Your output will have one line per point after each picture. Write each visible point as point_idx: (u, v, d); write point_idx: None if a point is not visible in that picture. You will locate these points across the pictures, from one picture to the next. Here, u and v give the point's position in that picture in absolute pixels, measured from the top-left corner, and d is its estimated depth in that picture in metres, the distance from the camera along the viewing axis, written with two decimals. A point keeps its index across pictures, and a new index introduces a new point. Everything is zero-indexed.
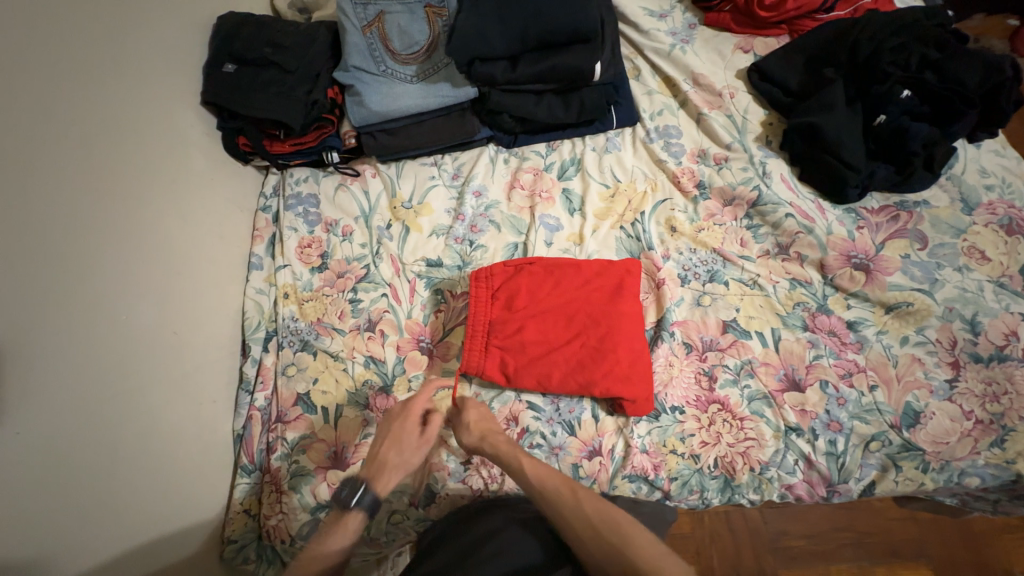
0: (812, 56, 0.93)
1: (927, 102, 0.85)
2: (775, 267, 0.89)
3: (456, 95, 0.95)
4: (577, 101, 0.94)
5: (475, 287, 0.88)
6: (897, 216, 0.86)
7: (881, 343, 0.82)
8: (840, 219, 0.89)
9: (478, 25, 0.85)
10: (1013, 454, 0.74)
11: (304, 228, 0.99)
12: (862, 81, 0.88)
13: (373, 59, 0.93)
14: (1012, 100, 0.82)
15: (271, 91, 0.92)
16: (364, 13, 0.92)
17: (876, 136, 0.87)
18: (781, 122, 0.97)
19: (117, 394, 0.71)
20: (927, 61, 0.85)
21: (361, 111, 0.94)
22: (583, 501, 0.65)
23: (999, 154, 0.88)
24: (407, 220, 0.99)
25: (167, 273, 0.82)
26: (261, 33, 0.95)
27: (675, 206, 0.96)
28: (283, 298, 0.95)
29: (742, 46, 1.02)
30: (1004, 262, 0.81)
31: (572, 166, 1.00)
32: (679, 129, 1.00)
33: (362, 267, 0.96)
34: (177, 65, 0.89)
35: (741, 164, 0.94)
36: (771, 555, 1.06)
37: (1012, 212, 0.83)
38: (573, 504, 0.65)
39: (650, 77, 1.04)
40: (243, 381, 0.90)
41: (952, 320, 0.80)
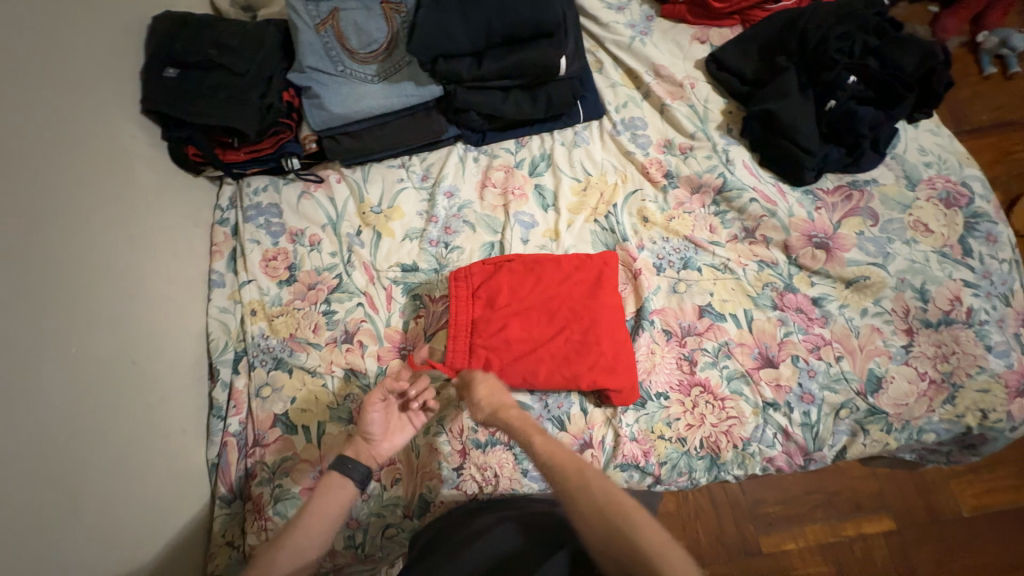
0: (764, 45, 0.97)
1: (871, 87, 0.90)
2: (743, 250, 0.93)
3: (421, 94, 0.92)
4: (544, 97, 0.94)
5: (454, 289, 0.87)
6: (851, 195, 0.92)
7: (844, 316, 0.87)
8: (799, 201, 0.93)
9: (441, 21, 0.83)
10: (962, 408, 0.81)
11: (267, 239, 0.94)
12: (812, 68, 0.92)
13: (330, 59, 0.89)
14: (945, 83, 0.88)
15: (221, 96, 0.86)
16: (317, 10, 0.88)
17: (829, 120, 0.90)
18: (740, 110, 1.00)
19: (76, 435, 0.65)
20: (869, 48, 0.90)
21: (321, 114, 0.90)
22: (589, 478, 0.63)
23: (934, 133, 0.94)
24: (378, 225, 0.96)
25: (120, 298, 0.76)
26: (204, 34, 0.88)
27: (646, 196, 0.97)
28: (251, 316, 0.90)
29: (699, 36, 1.04)
30: (945, 233, 0.88)
31: (543, 161, 1.00)
32: (645, 120, 1.01)
33: (334, 277, 0.92)
34: (111, 70, 0.82)
35: (705, 152, 0.97)
36: (751, 523, 1.12)
37: (949, 185, 0.90)
38: (581, 486, 0.62)
39: (613, 69, 1.05)
40: (213, 407, 0.85)
41: (905, 290, 0.86)
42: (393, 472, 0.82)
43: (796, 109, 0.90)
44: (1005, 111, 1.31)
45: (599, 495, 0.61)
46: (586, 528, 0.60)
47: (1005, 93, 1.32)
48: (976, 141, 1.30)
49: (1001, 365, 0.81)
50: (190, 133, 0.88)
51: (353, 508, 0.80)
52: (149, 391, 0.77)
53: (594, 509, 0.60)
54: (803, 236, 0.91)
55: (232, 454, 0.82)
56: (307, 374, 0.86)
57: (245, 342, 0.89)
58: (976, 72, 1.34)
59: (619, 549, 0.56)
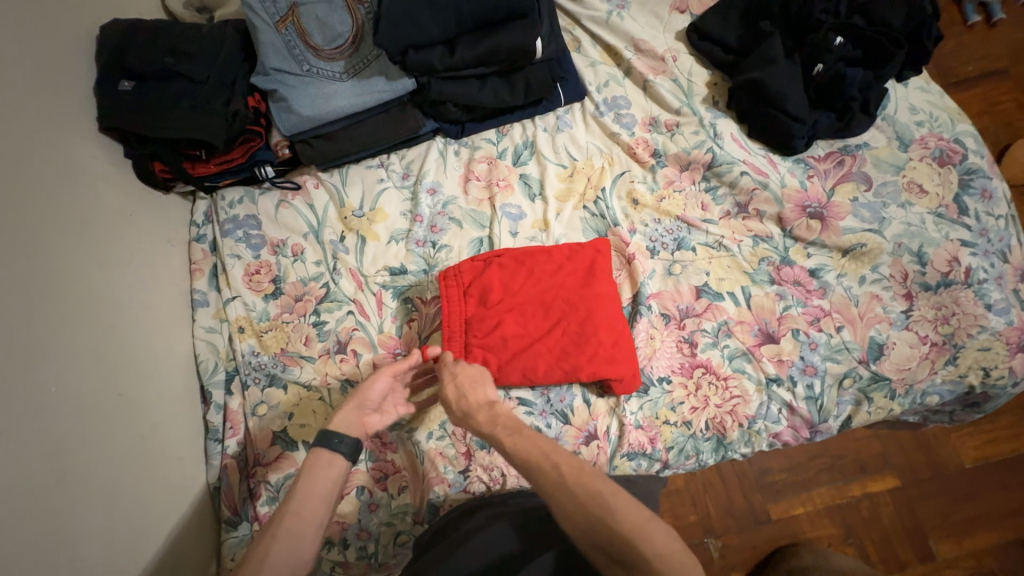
0: (746, 10, 0.93)
1: (860, 47, 0.87)
2: (737, 226, 0.91)
3: (393, 89, 0.87)
4: (521, 82, 0.90)
5: (445, 288, 0.85)
6: (842, 161, 0.89)
7: (842, 285, 0.86)
8: (791, 170, 0.91)
9: (407, 10, 0.79)
10: (964, 369, 0.81)
11: (248, 253, 0.91)
12: (797, 32, 0.89)
13: (294, 58, 0.84)
14: (933, 36, 0.86)
15: (184, 106, 0.81)
16: (275, 7, 0.83)
17: (817, 85, 0.88)
18: (725, 81, 0.97)
19: (66, 474, 0.62)
20: (854, 6, 0.87)
21: (290, 118, 0.86)
22: (567, 472, 0.59)
23: (924, 90, 0.92)
24: (361, 229, 0.93)
25: (99, 327, 0.73)
26: (159, 41, 0.83)
27: (634, 178, 0.95)
28: (238, 333, 0.87)
29: (678, 6, 1.00)
30: (940, 193, 0.86)
31: (526, 150, 0.97)
32: (628, 99, 0.98)
33: (321, 287, 0.90)
34: (63, 88, 0.77)
35: (692, 128, 0.94)
36: (759, 492, 1.12)
37: (942, 143, 0.88)
38: (558, 482, 0.59)
39: (591, 47, 1.01)
40: (209, 430, 0.83)
41: (902, 254, 0.84)
42: (399, 480, 0.81)
43: (784, 76, 0.87)
44: (991, 60, 1.29)
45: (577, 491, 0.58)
46: (568, 523, 0.58)
47: (990, 42, 1.30)
48: (963, 94, 1.28)
49: (1002, 323, 0.81)
50: (154, 148, 0.83)
51: (362, 519, 0.79)
52: (140, 421, 0.74)
53: (572, 504, 0.57)
54: (797, 205, 0.89)
55: (235, 475, 0.81)
56: (303, 389, 0.84)
57: (235, 361, 0.86)
58: (960, 22, 1.31)
59: (603, 541, 0.55)
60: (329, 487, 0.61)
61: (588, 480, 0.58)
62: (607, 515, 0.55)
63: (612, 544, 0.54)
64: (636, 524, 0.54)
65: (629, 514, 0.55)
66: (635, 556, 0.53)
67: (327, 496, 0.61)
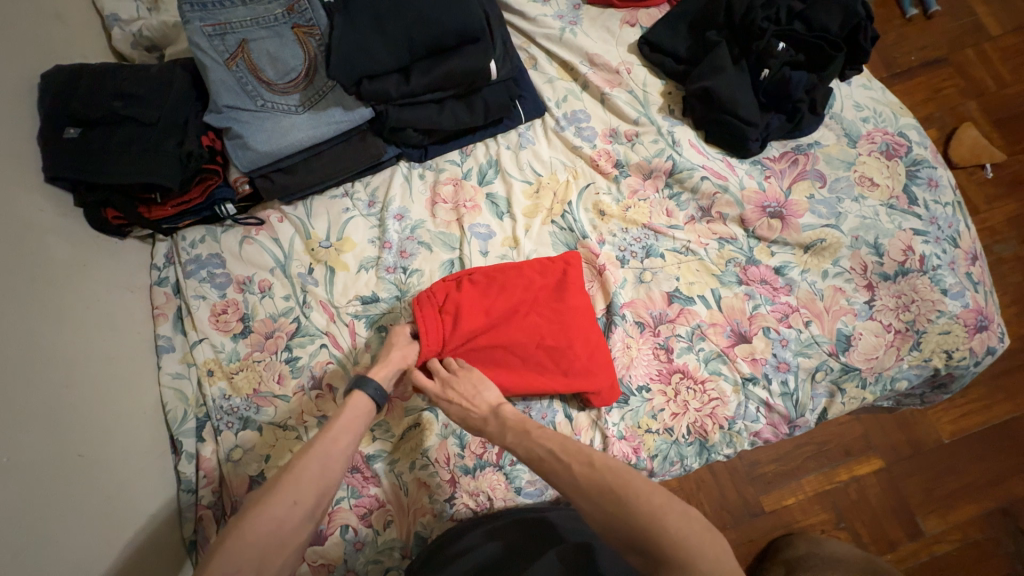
0: (693, 21, 0.95)
1: (802, 51, 0.90)
2: (702, 230, 0.92)
3: (351, 119, 0.87)
4: (480, 104, 0.90)
5: (419, 310, 0.81)
6: (796, 160, 0.92)
7: (807, 281, 0.88)
8: (748, 172, 0.93)
9: (359, 42, 0.79)
10: (928, 353, 0.83)
11: (213, 293, 0.89)
12: (743, 40, 0.92)
13: (247, 95, 0.83)
14: (869, 37, 0.89)
15: (135, 150, 0.79)
16: (224, 44, 0.81)
17: (765, 90, 0.90)
18: (679, 90, 0.98)
19: (22, 548, 0.58)
20: (794, 13, 0.90)
21: (247, 154, 0.84)
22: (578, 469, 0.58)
23: (866, 88, 0.96)
24: (330, 260, 0.92)
25: (55, 386, 0.69)
26: (105, 86, 0.81)
27: (599, 189, 0.96)
28: (208, 377, 0.85)
29: (628, 20, 1.02)
30: (890, 185, 0.89)
31: (490, 168, 0.97)
32: (587, 112, 0.99)
33: (292, 322, 0.88)
34: (3, 141, 0.74)
35: (651, 137, 0.96)
36: (752, 485, 1.13)
37: (887, 138, 0.92)
38: (572, 482, 0.58)
39: (547, 64, 1.02)
40: (181, 481, 0.80)
41: (860, 247, 0.87)
42: (383, 514, 0.79)
43: (735, 83, 0.89)
44: (930, 50, 1.35)
45: (598, 489, 0.55)
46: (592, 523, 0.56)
47: (927, 34, 1.36)
48: (907, 84, 1.34)
49: (959, 306, 0.84)
50: (105, 195, 0.81)
51: (348, 559, 0.77)
52: (104, 481, 0.71)
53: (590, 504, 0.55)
54: (756, 205, 0.91)
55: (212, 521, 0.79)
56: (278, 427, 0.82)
57: (205, 404, 0.84)
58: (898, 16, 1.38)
59: (625, 537, 0.53)
60: (359, 427, 0.69)
61: (600, 475, 0.56)
62: (620, 506, 0.53)
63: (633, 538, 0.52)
64: (650, 512, 0.52)
65: (648, 505, 0.52)
66: (656, 546, 0.50)
67: (360, 432, 0.69)
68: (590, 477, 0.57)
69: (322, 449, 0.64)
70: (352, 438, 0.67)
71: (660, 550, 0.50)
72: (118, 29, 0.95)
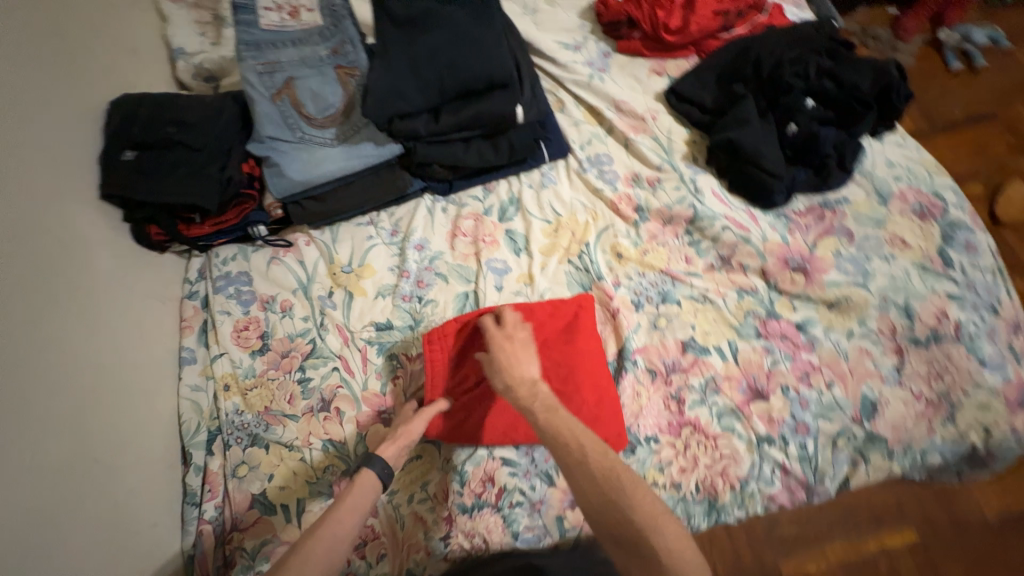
0: (721, 73, 0.97)
1: (832, 108, 0.88)
2: (721, 279, 0.91)
3: (381, 154, 0.91)
4: (505, 143, 0.93)
5: (429, 350, 0.84)
6: (823, 216, 0.90)
7: (830, 340, 0.84)
8: (772, 225, 0.91)
9: (394, 84, 0.83)
10: (963, 427, 0.78)
11: (238, 309, 0.93)
12: (770, 94, 0.91)
13: (288, 127, 0.88)
14: (902, 95, 0.87)
15: (181, 173, 0.85)
16: (271, 81, 0.87)
17: (792, 144, 0.89)
18: (703, 138, 0.99)
19: (29, 550, 0.60)
20: (824, 69, 0.88)
21: (281, 182, 0.89)
22: (591, 454, 0.60)
23: (899, 146, 0.93)
24: (350, 285, 0.95)
25: (80, 391, 0.73)
26: (163, 112, 0.88)
27: (618, 232, 0.96)
28: (224, 391, 0.87)
29: (656, 69, 1.04)
30: (923, 246, 0.86)
31: (511, 206, 1.00)
32: (610, 156, 1.01)
33: (308, 343, 0.91)
34: (70, 160, 0.81)
35: (673, 184, 0.96)
36: (769, 550, 1.06)
37: (921, 198, 0.89)
38: (580, 461, 0.60)
39: (574, 108, 1.05)
40: (187, 494, 0.82)
41: (889, 308, 0.83)
42: (378, 547, 0.78)
43: (761, 135, 0.89)
44: (975, 105, 1.32)
45: (589, 476, 0.59)
46: (584, 501, 0.59)
47: (971, 89, 1.34)
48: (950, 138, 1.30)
49: (997, 379, 0.79)
50: (151, 213, 0.87)
51: None
52: (114, 488, 0.73)
53: (592, 487, 0.58)
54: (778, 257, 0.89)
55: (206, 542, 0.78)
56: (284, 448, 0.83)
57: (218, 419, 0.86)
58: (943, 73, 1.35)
59: (617, 525, 0.56)
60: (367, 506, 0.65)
61: (612, 472, 0.59)
62: (624, 501, 0.57)
63: (617, 530, 0.56)
64: (651, 513, 0.56)
65: (648, 506, 0.56)
66: (645, 544, 0.54)
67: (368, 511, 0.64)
68: (584, 466, 0.60)
69: (327, 531, 0.59)
70: (361, 513, 0.63)
71: (648, 549, 0.54)
72: (183, 62, 1.04)
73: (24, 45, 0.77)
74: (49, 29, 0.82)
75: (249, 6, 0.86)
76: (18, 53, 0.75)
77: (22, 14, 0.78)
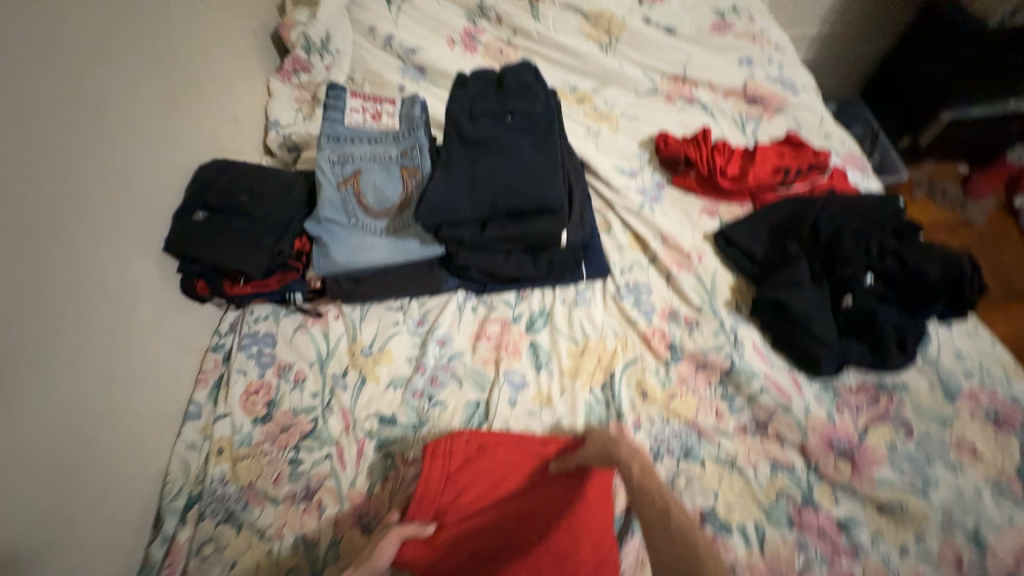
0: (775, 227, 0.95)
1: (892, 288, 0.83)
2: (754, 446, 0.82)
3: (424, 252, 0.96)
4: (546, 258, 0.96)
5: (429, 459, 0.78)
6: (877, 399, 0.81)
7: (879, 552, 0.71)
8: (817, 396, 0.84)
9: (446, 194, 0.85)
10: None
11: (254, 371, 0.94)
12: (826, 259, 0.88)
13: (345, 212, 0.94)
14: (977, 287, 0.79)
15: (238, 240, 0.91)
16: (341, 170, 0.94)
17: (847, 315, 0.84)
18: (750, 287, 0.96)
19: None
20: (887, 247, 0.84)
21: (327, 262, 0.94)
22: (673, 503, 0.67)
23: (971, 336, 0.85)
24: (365, 368, 0.94)
25: (77, 439, 0.73)
26: (242, 182, 0.97)
27: (646, 368, 0.92)
28: (215, 455, 0.86)
29: (708, 209, 1.05)
30: (999, 461, 0.74)
31: (541, 318, 0.99)
32: (650, 286, 0.99)
33: (309, 421, 0.89)
34: (150, 212, 0.89)
35: (712, 329, 0.92)
36: None
37: (997, 402, 0.78)
38: (660, 510, 0.66)
39: (621, 232, 1.06)
40: (144, 566, 0.77)
41: (955, 531, 0.70)
42: None
43: (813, 300, 0.84)
44: None
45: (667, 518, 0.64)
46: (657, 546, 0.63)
47: None
48: None
49: None
50: (203, 269, 0.92)
51: None
52: (75, 548, 0.70)
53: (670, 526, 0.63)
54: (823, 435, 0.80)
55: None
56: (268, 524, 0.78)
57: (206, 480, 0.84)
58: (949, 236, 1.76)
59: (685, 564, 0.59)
60: None
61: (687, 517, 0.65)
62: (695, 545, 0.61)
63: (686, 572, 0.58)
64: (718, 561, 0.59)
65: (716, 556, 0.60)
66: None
67: None
68: (663, 512, 0.66)
69: None
70: None
71: None
72: (274, 131, 1.21)
73: (142, 114, 0.88)
74: (168, 102, 0.94)
75: (339, 107, 0.96)
76: (135, 122, 0.86)
77: (148, 90, 0.90)
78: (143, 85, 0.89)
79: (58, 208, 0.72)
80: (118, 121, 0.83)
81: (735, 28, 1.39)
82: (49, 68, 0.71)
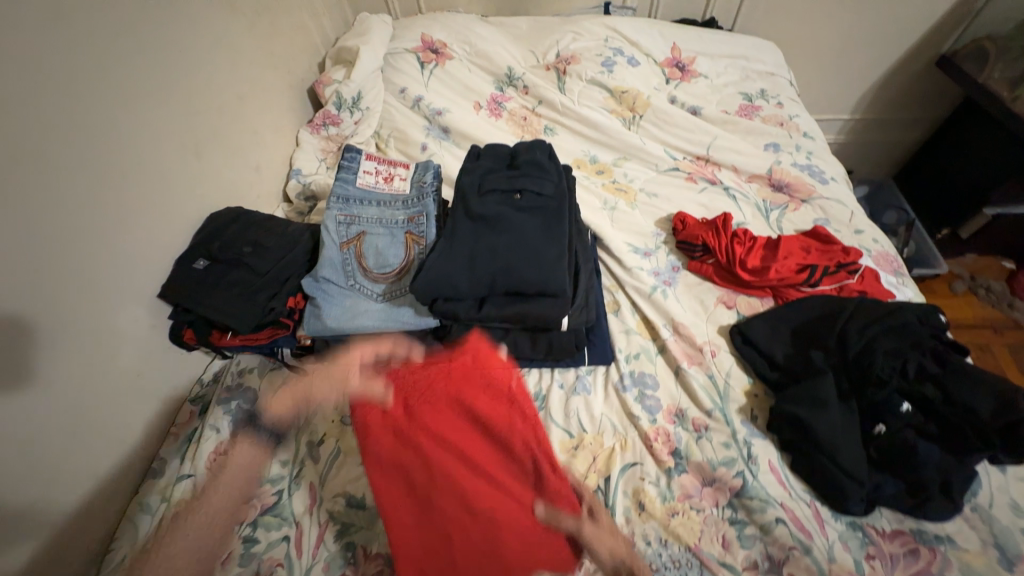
0: (798, 330, 0.88)
1: (932, 418, 0.74)
2: None
3: (417, 322, 0.90)
4: (544, 342, 0.91)
5: (461, 355, 0.86)
6: (917, 551, 0.69)
7: None
8: (844, 538, 0.71)
9: (446, 268, 0.83)
10: None
11: (227, 429, 0.88)
12: (854, 377, 0.79)
13: (344, 273, 0.92)
14: None
15: (233, 292, 0.89)
16: (346, 231, 0.93)
17: (879, 446, 0.74)
18: (768, 394, 0.87)
19: None
20: (925, 371, 0.76)
21: (317, 322, 0.90)
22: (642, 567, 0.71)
23: None
24: (341, 438, 0.87)
25: (19, 503, 0.68)
26: (248, 234, 0.97)
27: (645, 475, 0.82)
28: (168, 521, 0.78)
29: (725, 300, 0.98)
30: None
31: (535, 402, 0.91)
32: (656, 378, 0.91)
33: (273, 494, 0.82)
34: (150, 259, 0.88)
35: (722, 438, 0.83)
36: None
37: None
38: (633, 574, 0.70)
39: (629, 315, 1.00)
40: None
41: None
42: None
43: (835, 423, 0.75)
44: None
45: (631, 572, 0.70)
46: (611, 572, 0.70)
47: None
48: None
49: None
50: (193, 318, 0.91)
51: None
52: None
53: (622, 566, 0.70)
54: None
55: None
56: (235, 497, 0.80)
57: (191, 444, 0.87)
58: (986, 332, 1.75)
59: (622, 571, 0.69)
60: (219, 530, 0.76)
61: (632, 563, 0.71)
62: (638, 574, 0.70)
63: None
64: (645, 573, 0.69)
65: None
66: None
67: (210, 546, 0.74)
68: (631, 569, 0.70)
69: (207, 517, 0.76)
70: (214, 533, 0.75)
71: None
72: (296, 180, 1.24)
73: (160, 165, 0.90)
74: (189, 153, 0.97)
75: (352, 168, 0.97)
76: (151, 171, 0.88)
77: (171, 142, 0.92)
78: (166, 137, 0.91)
79: (53, 258, 0.72)
80: (134, 171, 0.84)
81: (762, 113, 1.37)
82: (68, 126, 0.73)
